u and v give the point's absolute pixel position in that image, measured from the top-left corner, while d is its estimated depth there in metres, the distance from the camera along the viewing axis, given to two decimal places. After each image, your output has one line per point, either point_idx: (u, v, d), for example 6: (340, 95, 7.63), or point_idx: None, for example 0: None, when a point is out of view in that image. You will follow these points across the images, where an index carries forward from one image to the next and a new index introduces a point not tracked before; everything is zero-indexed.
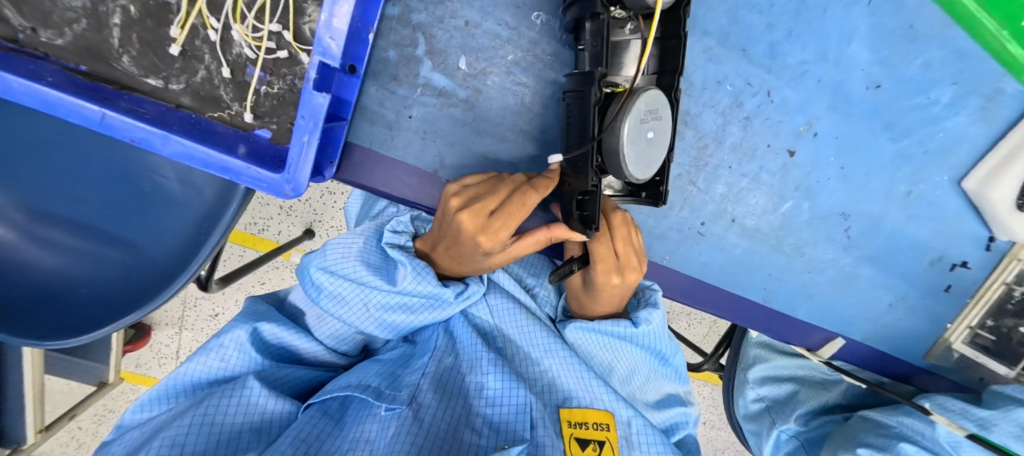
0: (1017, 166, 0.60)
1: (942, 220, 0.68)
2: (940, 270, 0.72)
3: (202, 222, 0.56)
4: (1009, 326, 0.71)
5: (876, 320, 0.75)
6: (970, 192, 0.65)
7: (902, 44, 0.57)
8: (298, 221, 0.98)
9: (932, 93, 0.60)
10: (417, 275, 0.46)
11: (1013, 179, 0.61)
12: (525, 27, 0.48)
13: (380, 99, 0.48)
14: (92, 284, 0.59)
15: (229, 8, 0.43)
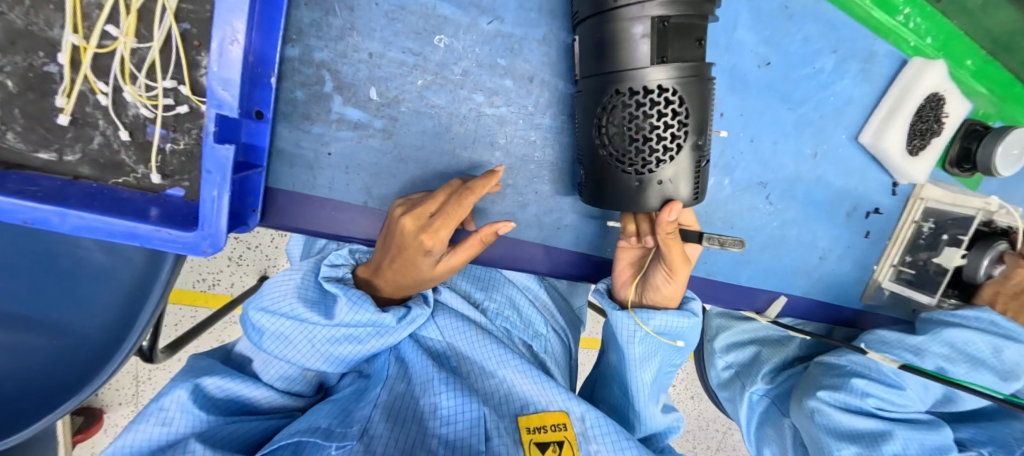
0: (897, 118, 0.68)
1: (849, 174, 0.75)
2: (857, 218, 0.79)
3: (136, 288, 0.53)
4: (924, 259, 0.78)
5: (811, 273, 0.81)
6: (867, 145, 0.72)
7: (782, 22, 0.62)
8: (250, 270, 0.94)
9: (816, 63, 0.66)
10: (354, 304, 0.46)
11: (897, 129, 0.68)
12: (430, 51, 0.48)
13: (295, 140, 0.48)
14: (21, 377, 0.54)
15: (116, 69, 0.41)
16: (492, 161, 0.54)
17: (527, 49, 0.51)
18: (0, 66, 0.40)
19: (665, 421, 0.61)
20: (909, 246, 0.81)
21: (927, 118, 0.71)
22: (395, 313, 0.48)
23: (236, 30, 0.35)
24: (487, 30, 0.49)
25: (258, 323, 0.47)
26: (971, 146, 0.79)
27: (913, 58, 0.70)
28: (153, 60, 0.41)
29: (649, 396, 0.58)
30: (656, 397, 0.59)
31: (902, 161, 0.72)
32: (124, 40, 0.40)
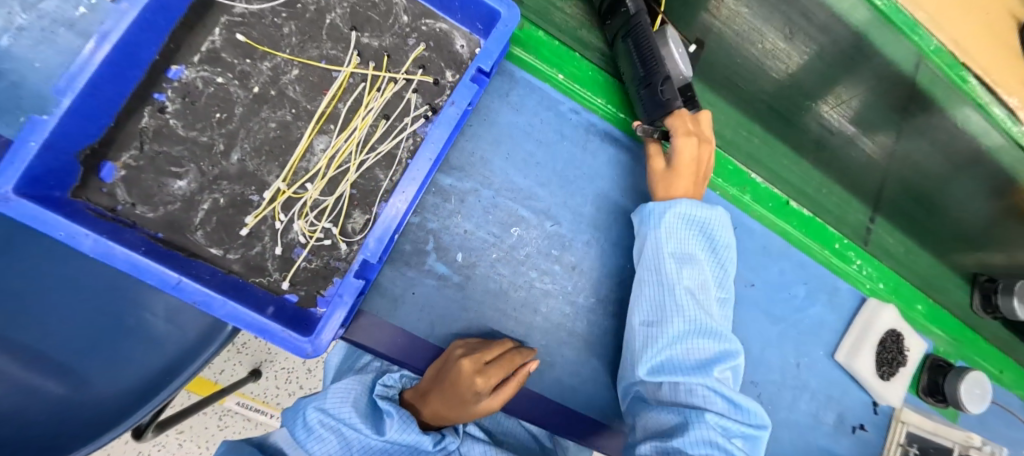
0: (865, 345, 0.82)
1: (830, 389, 0.84)
2: (845, 431, 0.85)
3: (176, 359, 0.61)
4: None
5: None
6: (843, 364, 0.84)
7: (764, 259, 0.80)
8: (248, 360, 0.96)
9: (792, 291, 0.82)
10: (403, 425, 0.54)
11: (864, 354, 0.82)
12: (505, 236, 0.67)
13: (392, 278, 0.62)
14: (16, 419, 0.56)
15: (298, 209, 0.59)
16: (532, 321, 0.67)
17: (573, 247, 0.69)
18: (222, 189, 0.58)
19: (709, 321, 0.59)
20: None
21: (891, 349, 0.84)
22: (433, 437, 0.56)
23: (396, 209, 0.53)
24: (549, 229, 0.69)
25: (308, 422, 0.53)
26: (938, 379, 0.89)
27: (869, 297, 0.87)
28: (325, 208, 0.59)
29: (679, 261, 0.63)
30: (690, 278, 0.62)
31: (875, 383, 0.84)
32: (313, 193, 0.59)
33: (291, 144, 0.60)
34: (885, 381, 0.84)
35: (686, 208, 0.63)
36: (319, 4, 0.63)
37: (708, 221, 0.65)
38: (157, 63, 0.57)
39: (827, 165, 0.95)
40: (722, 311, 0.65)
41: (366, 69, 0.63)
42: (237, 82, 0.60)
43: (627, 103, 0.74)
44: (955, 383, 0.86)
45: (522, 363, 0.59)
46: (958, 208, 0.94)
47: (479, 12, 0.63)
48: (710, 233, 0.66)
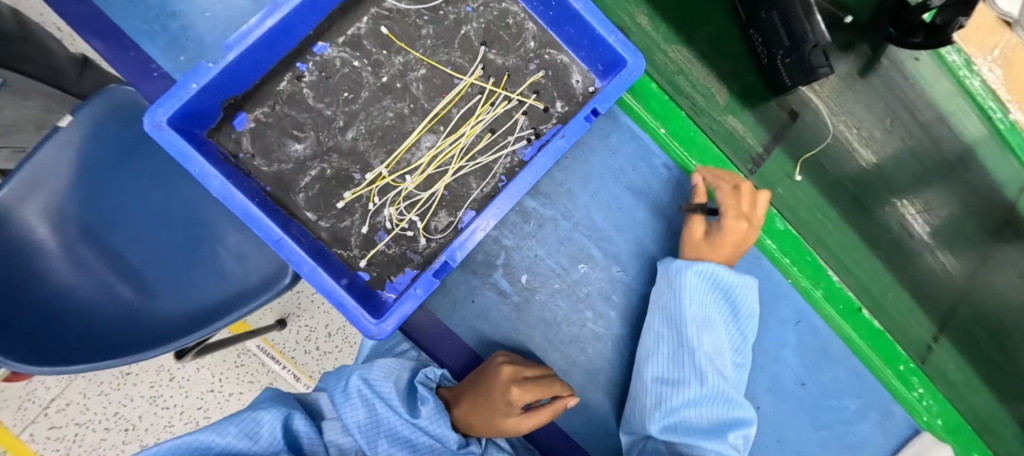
0: None
1: None
2: None
3: (234, 297, 0.63)
4: None
5: None
6: None
7: (822, 360, 0.76)
8: (277, 309, 0.90)
9: (841, 400, 0.77)
10: (437, 414, 0.55)
11: None
12: (571, 270, 0.68)
13: (458, 283, 0.65)
14: (84, 314, 0.58)
15: (392, 197, 0.63)
16: (576, 359, 0.67)
17: (634, 298, 0.69)
18: (332, 162, 0.62)
19: (720, 385, 0.58)
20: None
21: None
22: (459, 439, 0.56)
23: (488, 222, 0.56)
24: (615, 274, 0.69)
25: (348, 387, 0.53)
26: None
27: (924, 430, 0.79)
28: (416, 201, 0.62)
29: (699, 301, 0.60)
30: (704, 333, 0.60)
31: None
32: (410, 185, 0.62)
33: (400, 136, 0.64)
34: None
35: (716, 272, 0.60)
36: (459, 15, 0.67)
37: (728, 281, 0.61)
38: (308, 37, 0.62)
39: (918, 287, 0.84)
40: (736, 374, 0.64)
41: (486, 83, 0.66)
42: (369, 69, 0.64)
43: (722, 170, 0.73)
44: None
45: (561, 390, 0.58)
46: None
47: (604, 55, 0.65)
48: (733, 299, 0.63)
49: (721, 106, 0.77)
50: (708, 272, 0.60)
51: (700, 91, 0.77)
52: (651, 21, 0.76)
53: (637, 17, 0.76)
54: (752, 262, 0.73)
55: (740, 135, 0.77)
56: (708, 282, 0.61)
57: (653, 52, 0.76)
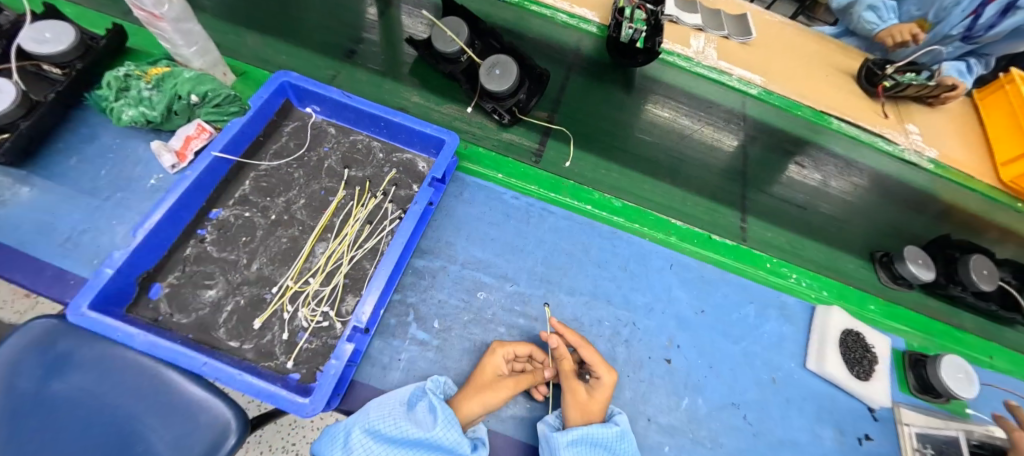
0: (829, 349, 0.87)
1: (817, 400, 0.87)
2: (851, 443, 0.85)
3: None
4: None
5: None
6: (817, 372, 0.89)
7: (704, 286, 0.92)
8: None
9: (739, 311, 0.92)
10: (447, 422, 0.60)
11: (831, 358, 0.87)
12: (473, 300, 0.80)
13: (381, 349, 0.73)
14: None
15: (303, 301, 0.74)
16: (509, 373, 0.75)
17: (533, 301, 0.82)
18: (244, 293, 0.74)
19: None
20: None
21: (855, 349, 0.90)
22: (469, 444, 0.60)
23: (381, 281, 0.71)
24: (509, 289, 0.82)
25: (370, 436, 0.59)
26: (922, 372, 0.91)
27: (817, 305, 0.96)
28: (322, 296, 0.75)
29: None
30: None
31: (857, 385, 0.86)
32: (314, 284, 0.75)
33: (297, 253, 0.78)
34: (866, 382, 0.87)
35: (586, 431, 0.64)
36: (319, 155, 0.89)
37: (603, 436, 0.64)
38: (203, 208, 0.79)
39: (706, 191, 1.09)
40: None
41: (354, 192, 0.85)
42: (259, 214, 0.81)
43: (553, 184, 0.95)
44: (935, 370, 0.89)
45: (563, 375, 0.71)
46: (801, 200, 1.16)
47: (430, 141, 0.89)
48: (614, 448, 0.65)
49: (495, 131, 1.00)
50: (581, 437, 0.63)
51: (477, 126, 1.00)
52: (435, 101, 1.03)
53: (411, 98, 1.03)
54: (611, 236, 0.92)
55: (522, 143, 1.00)
56: (587, 445, 0.63)
57: (430, 113, 1.02)
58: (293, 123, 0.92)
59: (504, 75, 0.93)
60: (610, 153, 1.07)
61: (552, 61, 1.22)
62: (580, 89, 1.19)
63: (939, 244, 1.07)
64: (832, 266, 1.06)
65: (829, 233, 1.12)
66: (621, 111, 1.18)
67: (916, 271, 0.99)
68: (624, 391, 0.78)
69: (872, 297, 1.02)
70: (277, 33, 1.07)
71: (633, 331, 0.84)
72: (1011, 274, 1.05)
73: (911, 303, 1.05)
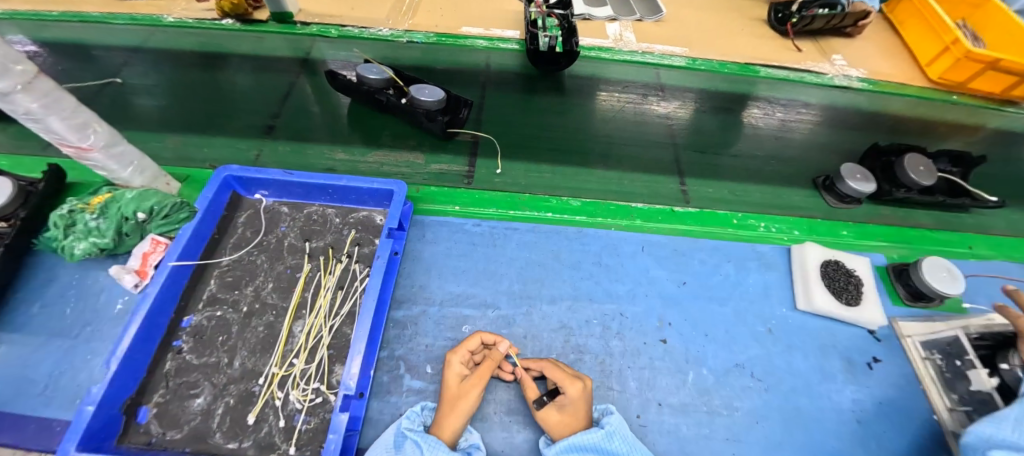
0: (813, 285, 0.89)
1: (817, 337, 0.88)
2: (863, 370, 0.85)
3: None
4: (967, 393, 0.79)
5: (864, 442, 0.77)
6: (810, 311, 0.90)
7: (679, 258, 0.94)
8: None
9: (720, 273, 0.93)
10: (430, 447, 0.61)
11: (818, 293, 0.88)
12: (460, 335, 0.80)
13: (380, 408, 0.72)
14: None
15: (292, 383, 0.74)
16: (510, 398, 0.75)
17: (517, 320, 0.82)
18: (232, 392, 0.73)
19: None
20: (944, 383, 0.83)
21: (839, 277, 0.91)
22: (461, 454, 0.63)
23: (361, 343, 0.71)
24: (492, 314, 0.83)
25: None
26: (908, 282, 0.93)
27: (792, 246, 0.98)
28: (310, 373, 0.74)
29: None
30: None
31: (848, 313, 0.88)
32: (299, 365, 0.74)
33: (276, 337, 0.78)
34: (857, 307, 0.89)
35: (573, 441, 0.63)
36: (277, 236, 0.90)
37: (594, 441, 0.63)
38: (174, 319, 0.79)
39: (639, 165, 1.12)
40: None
41: (318, 263, 0.86)
42: (231, 310, 0.81)
43: (510, 203, 0.98)
44: (919, 277, 0.90)
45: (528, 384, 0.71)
46: (733, 149, 1.20)
47: (380, 193, 0.91)
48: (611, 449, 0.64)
49: (423, 165, 1.05)
50: (571, 448, 0.63)
51: (407, 165, 1.05)
52: (359, 153, 1.07)
53: (337, 156, 1.07)
54: (578, 236, 0.94)
55: (451, 170, 1.04)
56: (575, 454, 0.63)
57: (358, 165, 1.05)
58: (245, 212, 0.93)
59: (435, 91, 1.06)
60: (538, 155, 1.11)
61: (464, 83, 1.26)
62: (498, 102, 1.23)
63: (871, 154, 1.11)
64: (781, 203, 1.08)
65: (769, 171, 1.16)
66: (542, 113, 1.22)
67: (857, 186, 1.03)
68: (628, 383, 0.78)
69: (842, 223, 1.05)
70: (201, 129, 1.10)
71: (621, 321, 0.84)
72: (951, 163, 1.10)
73: (865, 217, 1.08)
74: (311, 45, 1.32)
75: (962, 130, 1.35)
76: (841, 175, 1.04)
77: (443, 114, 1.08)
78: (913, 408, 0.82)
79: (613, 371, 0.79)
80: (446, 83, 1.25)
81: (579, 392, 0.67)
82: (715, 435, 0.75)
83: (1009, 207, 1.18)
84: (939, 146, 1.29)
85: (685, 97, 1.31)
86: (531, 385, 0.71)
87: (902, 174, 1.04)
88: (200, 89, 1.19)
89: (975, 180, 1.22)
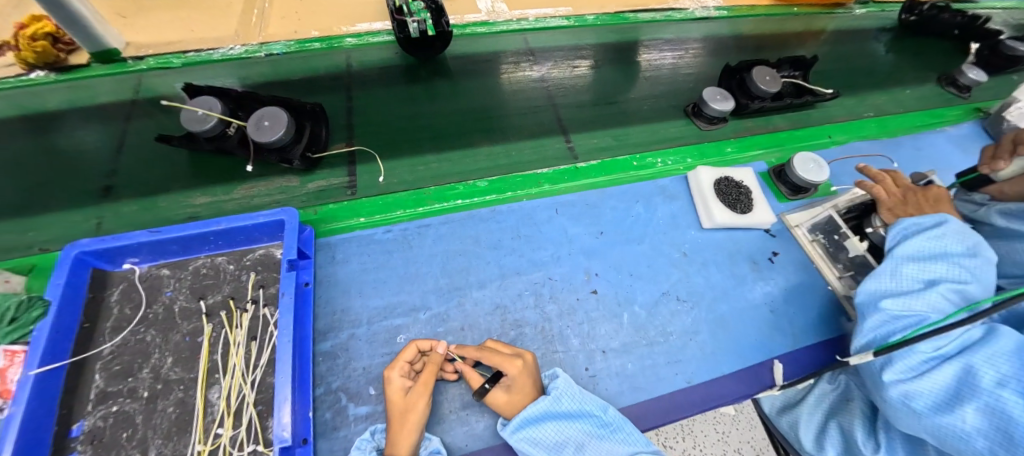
0: (712, 203, 0.97)
1: (725, 248, 0.96)
2: (767, 265, 0.95)
3: None
4: (848, 260, 0.91)
5: (779, 327, 0.87)
6: (714, 227, 0.98)
7: (593, 211, 0.97)
8: None
9: (631, 214, 0.98)
10: None
11: (717, 209, 0.96)
12: (397, 347, 0.78)
13: (330, 447, 0.68)
14: None
15: (224, 454, 0.67)
16: (462, 392, 0.74)
17: (450, 314, 0.81)
18: None
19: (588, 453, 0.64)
20: (830, 257, 0.95)
21: (731, 190, 0.99)
22: None
23: (286, 389, 0.65)
24: (426, 316, 0.81)
25: None
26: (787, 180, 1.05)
27: (687, 173, 1.06)
28: (241, 438, 0.68)
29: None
30: (545, 433, 0.65)
31: (744, 220, 0.97)
32: (225, 433, 0.68)
33: (193, 413, 0.71)
34: (751, 212, 0.98)
35: (524, 416, 0.66)
36: (165, 303, 0.80)
37: (544, 409, 0.66)
38: (59, 432, 0.67)
39: (523, 133, 1.13)
40: (592, 406, 0.68)
41: (221, 318, 0.78)
42: (130, 400, 0.71)
43: (418, 200, 0.95)
44: (794, 173, 1.00)
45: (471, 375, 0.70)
46: (608, 96, 1.24)
47: (270, 227, 0.83)
48: (562, 410, 0.67)
49: (299, 187, 0.99)
50: (525, 422, 0.66)
51: (279, 191, 0.98)
52: (222, 191, 0.98)
53: (195, 200, 0.97)
54: (494, 215, 0.94)
55: (330, 185, 0.99)
56: (531, 426, 0.66)
57: (222, 204, 0.97)
58: (119, 288, 0.81)
59: (277, 119, 0.91)
60: (421, 147, 1.08)
61: (327, 89, 1.17)
62: (369, 102, 1.16)
63: (727, 74, 1.20)
64: (660, 138, 1.15)
65: (645, 110, 1.22)
66: (417, 104, 1.18)
67: (720, 106, 1.09)
68: (571, 341, 0.81)
69: (725, 141, 1.15)
70: (28, 210, 0.93)
71: (551, 286, 0.86)
72: (792, 67, 1.24)
73: (733, 133, 1.19)
74: (137, 82, 1.15)
75: (797, 36, 1.52)
76: (704, 101, 1.11)
77: (303, 147, 0.97)
78: (810, 286, 0.93)
79: (555, 334, 0.81)
80: (307, 94, 1.16)
81: (519, 368, 0.67)
82: (657, 363, 0.80)
83: (844, 94, 1.36)
84: (783, 53, 1.44)
85: (556, 56, 1.32)
86: (473, 374, 0.71)
87: (754, 87, 1.14)
88: (9, 163, 0.99)
89: (814, 78, 1.39)
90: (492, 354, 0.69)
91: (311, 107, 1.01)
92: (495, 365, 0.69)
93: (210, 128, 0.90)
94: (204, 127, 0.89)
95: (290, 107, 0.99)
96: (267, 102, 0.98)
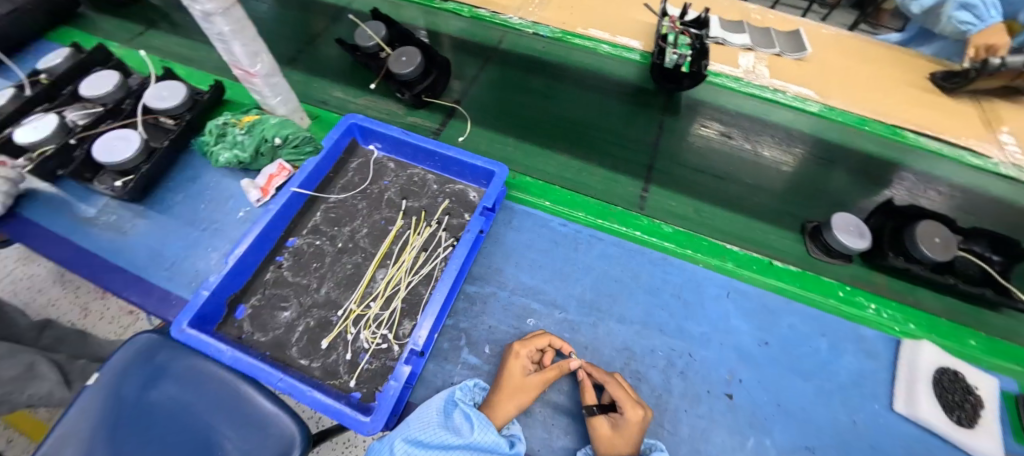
0: (922, 390, 0.77)
1: (911, 447, 0.76)
2: None
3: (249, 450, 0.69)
4: None
5: None
6: (910, 417, 0.78)
7: (765, 315, 0.87)
8: None
9: (811, 343, 0.85)
10: (482, 426, 0.63)
11: (926, 401, 0.76)
12: (523, 326, 0.81)
13: (436, 370, 0.76)
14: None
15: (365, 323, 0.80)
16: (558, 401, 0.74)
17: (581, 328, 0.82)
18: (314, 315, 0.81)
19: None
20: None
21: (955, 390, 0.78)
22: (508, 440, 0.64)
23: (435, 307, 0.73)
24: (558, 316, 0.83)
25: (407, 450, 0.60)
26: None
27: (903, 339, 0.86)
28: (382, 319, 0.80)
29: None
30: None
31: (959, 434, 0.75)
32: (374, 309, 0.80)
33: (360, 279, 0.85)
34: (977, 430, 0.76)
35: None
36: (380, 188, 0.96)
37: None
38: (282, 238, 0.88)
39: (606, 162, 1.19)
40: None
41: (411, 222, 0.91)
42: (328, 242, 0.89)
43: (599, 212, 0.96)
44: None
45: (586, 391, 0.71)
46: (720, 171, 1.18)
47: (481, 172, 0.93)
48: None
49: (401, 115, 1.27)
50: None
51: (387, 112, 1.27)
52: (352, 94, 1.30)
53: (334, 93, 1.30)
54: (662, 264, 0.91)
55: (422, 124, 1.26)
56: None
57: (348, 104, 1.28)
58: (358, 158, 1.01)
59: (411, 55, 1.17)
60: (509, 130, 1.27)
61: (556, 79, 1.38)
62: (495, 77, 1.38)
63: (884, 213, 0.97)
64: (820, 263, 0.98)
65: (751, 200, 1.12)
66: (536, 95, 1.35)
67: (847, 242, 0.91)
68: (681, 427, 0.74)
69: (974, 330, 0.90)
70: (320, 78, 1.34)
71: (688, 362, 0.80)
72: (989, 247, 0.91)
73: (850, 277, 0.96)
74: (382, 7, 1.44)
75: None
76: (831, 224, 0.95)
77: (417, 86, 1.21)
78: None
79: (668, 409, 0.76)
80: (529, 73, 1.40)
81: (639, 419, 0.65)
82: None
83: None
84: None
85: (744, 128, 1.26)
86: (589, 391, 0.71)
87: (911, 243, 0.89)
88: None
89: None
90: (617, 386, 0.69)
91: (441, 58, 1.24)
92: (614, 397, 0.68)
93: (371, 46, 1.23)
94: (367, 44, 1.22)
95: (429, 55, 1.23)
96: (416, 43, 1.23)
